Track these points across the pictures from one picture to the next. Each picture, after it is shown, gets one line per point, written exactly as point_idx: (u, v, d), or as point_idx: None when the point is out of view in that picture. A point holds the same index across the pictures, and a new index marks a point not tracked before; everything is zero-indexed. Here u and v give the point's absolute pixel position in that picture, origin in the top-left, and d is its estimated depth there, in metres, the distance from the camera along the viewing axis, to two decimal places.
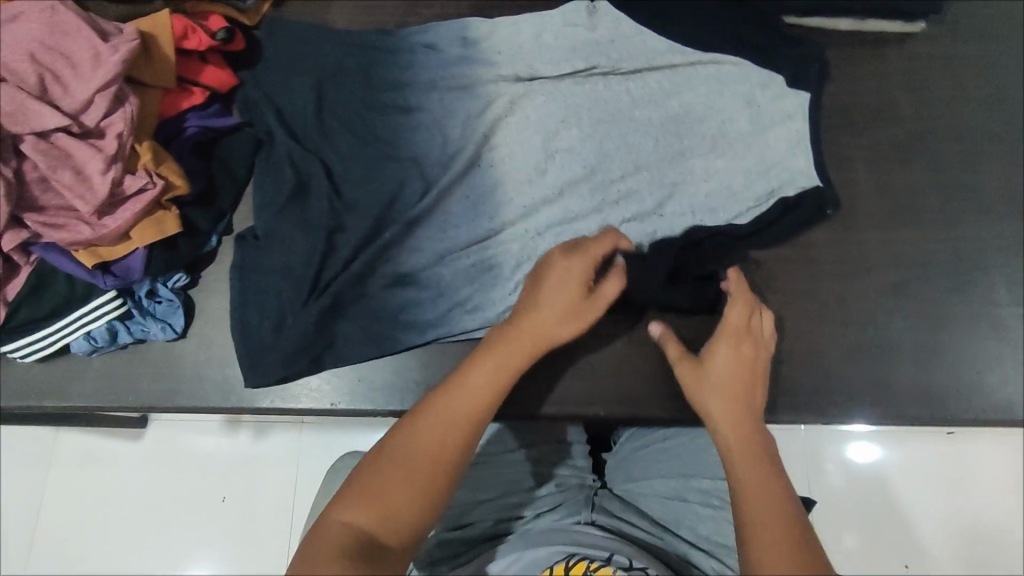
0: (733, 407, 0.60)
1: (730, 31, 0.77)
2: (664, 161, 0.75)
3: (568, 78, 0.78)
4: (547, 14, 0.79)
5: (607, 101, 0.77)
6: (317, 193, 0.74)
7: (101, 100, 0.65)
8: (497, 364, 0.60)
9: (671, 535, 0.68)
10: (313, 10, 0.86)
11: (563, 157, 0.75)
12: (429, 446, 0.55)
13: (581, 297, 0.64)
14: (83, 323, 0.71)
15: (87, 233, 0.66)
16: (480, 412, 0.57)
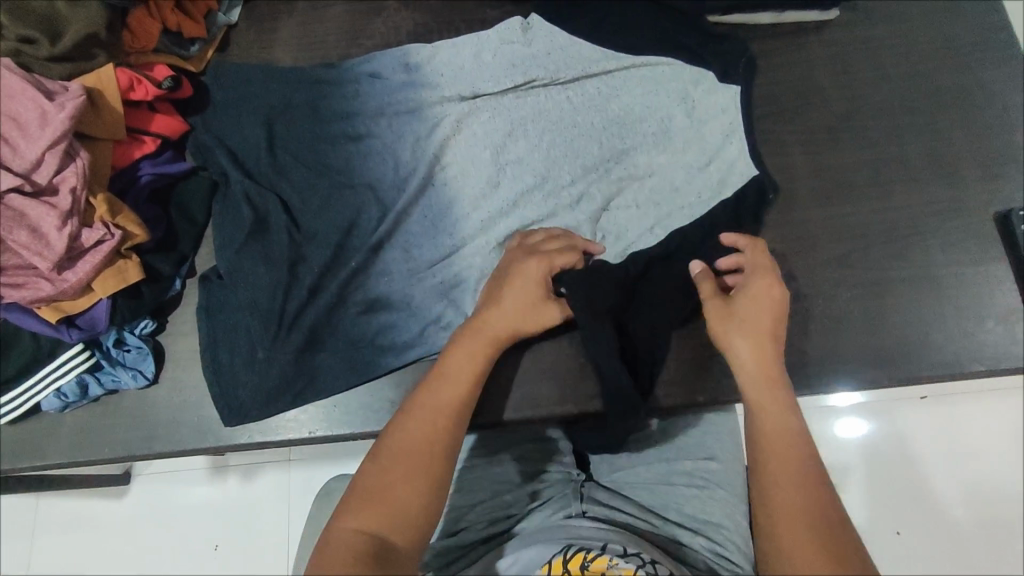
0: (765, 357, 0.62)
1: (659, 34, 0.81)
2: (610, 163, 0.78)
3: (510, 92, 0.80)
4: (483, 33, 0.82)
5: (550, 112, 0.80)
6: (276, 227, 0.75)
7: (52, 158, 0.66)
8: (473, 359, 0.62)
9: (658, 517, 0.70)
10: (258, 52, 0.88)
11: (514, 169, 0.78)
12: (421, 441, 0.57)
13: (538, 299, 0.66)
14: (51, 380, 0.70)
15: (48, 289, 0.67)
16: (464, 401, 0.60)
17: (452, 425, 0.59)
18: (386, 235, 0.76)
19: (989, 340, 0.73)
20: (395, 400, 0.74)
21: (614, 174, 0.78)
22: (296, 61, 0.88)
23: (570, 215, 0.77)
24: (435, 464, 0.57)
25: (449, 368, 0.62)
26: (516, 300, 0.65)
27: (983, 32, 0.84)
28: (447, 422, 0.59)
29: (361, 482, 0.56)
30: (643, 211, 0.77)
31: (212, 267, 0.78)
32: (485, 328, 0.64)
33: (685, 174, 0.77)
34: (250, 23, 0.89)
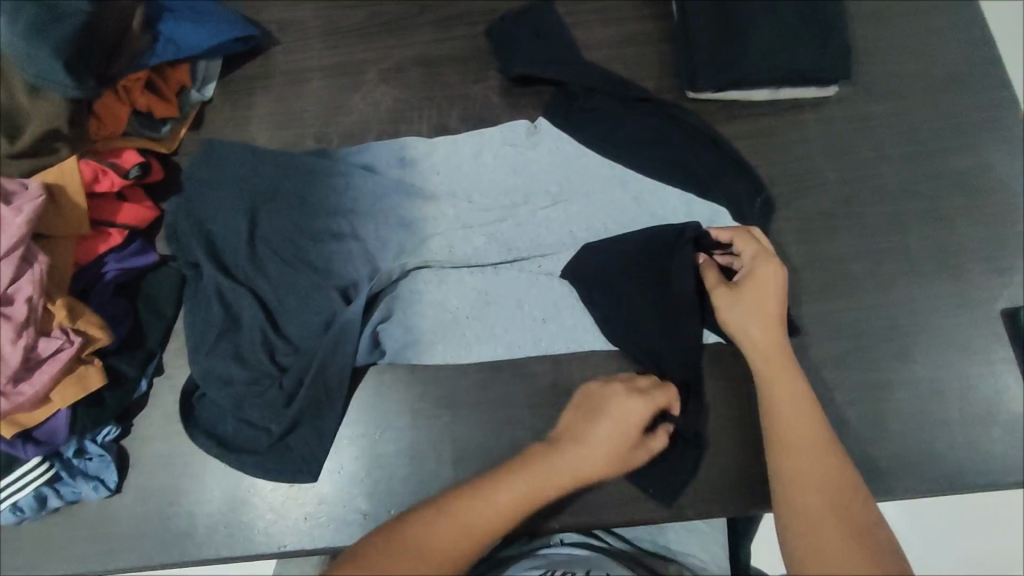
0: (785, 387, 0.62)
1: (662, 126, 0.78)
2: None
3: (507, 196, 0.76)
4: (487, 132, 0.79)
5: (546, 226, 0.75)
6: (250, 324, 0.71)
7: (6, 268, 0.63)
8: (580, 469, 0.62)
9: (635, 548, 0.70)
10: (232, 128, 0.85)
11: (503, 283, 0.74)
12: (437, 546, 0.56)
13: (634, 445, 0.63)
14: (6, 496, 0.66)
15: (1, 405, 0.63)
16: (504, 523, 0.59)
17: (479, 543, 0.57)
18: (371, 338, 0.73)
19: (995, 449, 0.69)
20: (367, 513, 0.71)
21: None
22: (272, 140, 0.85)
23: (559, 332, 0.74)
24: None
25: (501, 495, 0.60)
26: (615, 451, 0.62)
27: (988, 111, 0.80)
28: (477, 539, 0.57)
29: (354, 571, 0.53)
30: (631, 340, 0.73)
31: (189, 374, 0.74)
32: (551, 469, 0.61)
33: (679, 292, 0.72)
34: (225, 98, 0.86)
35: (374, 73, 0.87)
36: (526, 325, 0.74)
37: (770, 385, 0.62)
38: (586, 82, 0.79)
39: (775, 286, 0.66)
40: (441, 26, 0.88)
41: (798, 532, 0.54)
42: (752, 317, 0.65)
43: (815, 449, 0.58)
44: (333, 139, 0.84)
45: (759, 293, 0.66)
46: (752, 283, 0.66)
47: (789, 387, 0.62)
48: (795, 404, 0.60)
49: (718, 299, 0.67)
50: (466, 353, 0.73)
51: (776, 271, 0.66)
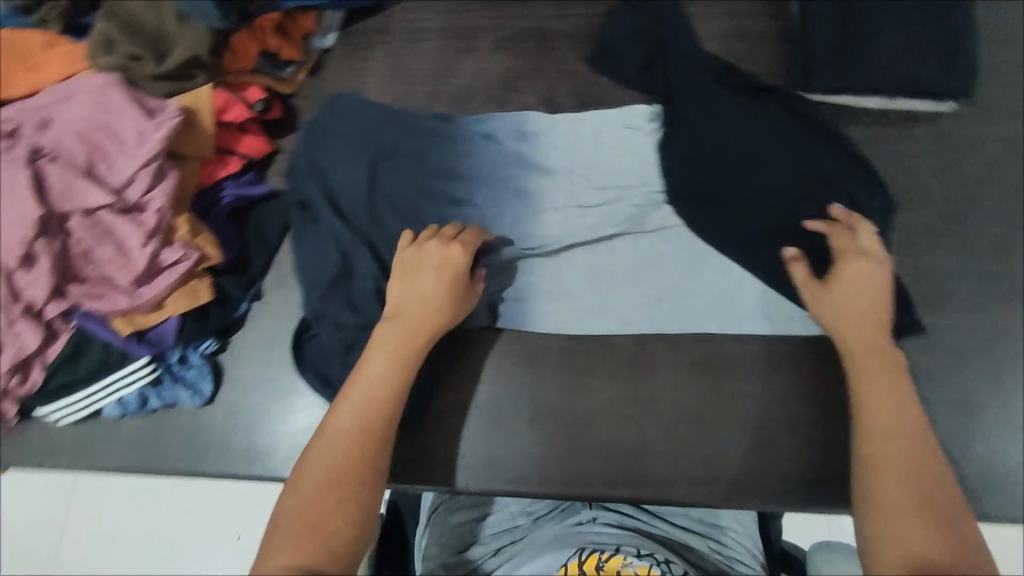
0: (884, 379, 0.60)
1: (776, 122, 0.78)
2: (719, 268, 0.75)
3: (622, 177, 0.79)
4: (605, 113, 0.81)
5: (660, 210, 0.78)
6: (358, 266, 0.74)
7: (144, 177, 0.68)
8: (425, 307, 0.67)
9: (666, 523, 0.69)
10: (348, 77, 0.89)
11: (609, 259, 0.77)
12: (343, 448, 0.56)
13: (457, 272, 0.69)
14: (116, 388, 0.72)
15: (124, 303, 0.68)
16: (388, 403, 0.61)
17: (377, 434, 0.58)
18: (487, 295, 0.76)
19: None
20: (445, 453, 0.73)
21: (714, 283, 0.75)
22: (385, 93, 0.88)
23: (658, 312, 0.75)
24: (358, 471, 0.55)
25: (375, 367, 0.63)
26: (444, 294, 0.68)
27: None
28: (377, 421, 0.59)
29: (293, 499, 0.53)
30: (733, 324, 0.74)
31: (288, 303, 0.78)
32: (406, 336, 0.65)
33: (777, 283, 0.73)
34: (344, 48, 0.90)
35: (489, 40, 0.89)
36: (628, 302, 0.75)
37: (869, 375, 0.60)
38: (701, 71, 0.80)
39: (869, 280, 0.66)
40: (559, 2, 0.90)
41: (874, 514, 0.51)
42: (842, 310, 0.65)
43: (915, 461, 0.53)
44: (442, 99, 0.87)
45: (853, 281, 0.66)
46: (846, 282, 0.66)
47: (884, 375, 0.60)
48: (890, 397, 0.58)
49: (805, 295, 0.68)
50: (572, 324, 0.75)
51: (867, 269, 0.66)
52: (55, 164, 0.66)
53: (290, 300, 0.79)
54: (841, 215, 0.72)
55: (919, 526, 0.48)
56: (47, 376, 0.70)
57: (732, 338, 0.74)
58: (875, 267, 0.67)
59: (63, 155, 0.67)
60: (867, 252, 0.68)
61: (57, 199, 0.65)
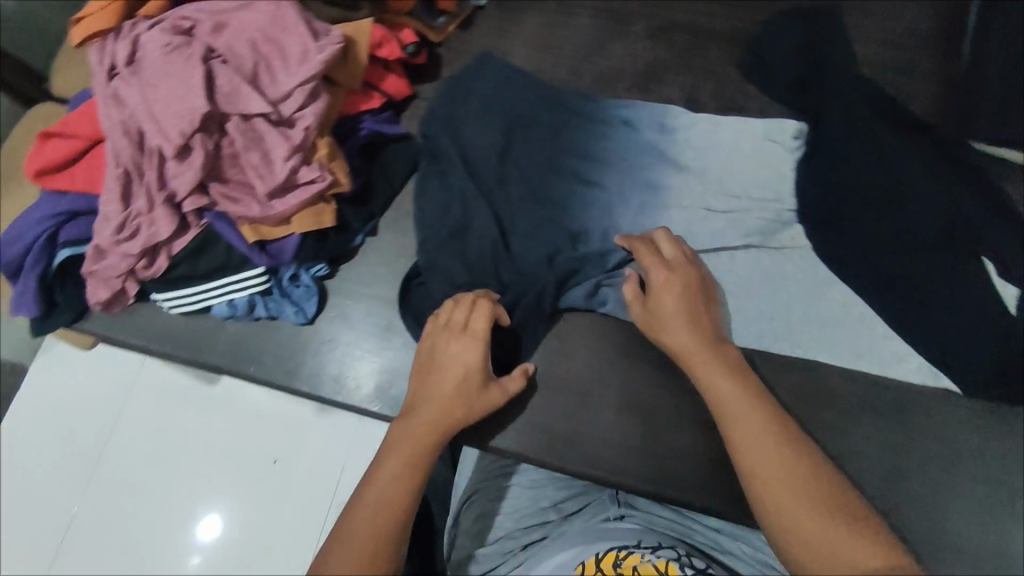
0: (739, 392, 0.58)
1: (931, 159, 0.73)
2: (841, 301, 0.73)
3: (755, 191, 0.77)
4: (751, 121, 0.79)
5: (791, 229, 0.76)
6: (478, 224, 0.76)
7: (299, 95, 0.70)
8: (431, 413, 0.63)
9: (696, 525, 0.71)
10: (495, 37, 0.89)
11: (730, 268, 0.75)
12: (357, 558, 0.53)
13: (475, 366, 0.65)
14: (230, 290, 0.74)
15: (256, 211, 0.70)
16: (402, 505, 0.57)
17: (390, 538, 0.55)
18: (607, 275, 0.74)
19: None
20: (526, 418, 0.72)
21: (833, 315, 0.73)
22: (529, 59, 0.88)
23: (771, 332, 0.73)
24: None
25: (377, 482, 0.58)
26: (460, 388, 0.64)
27: None
28: (391, 523, 0.56)
29: None
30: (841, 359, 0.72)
31: (402, 246, 0.80)
32: (421, 432, 0.62)
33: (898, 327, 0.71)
34: (498, 9, 0.90)
35: (642, 27, 0.89)
36: (740, 315, 0.73)
37: (701, 367, 0.61)
38: (861, 95, 0.77)
39: (670, 287, 0.64)
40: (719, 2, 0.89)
41: (777, 513, 0.52)
42: (670, 324, 0.63)
43: (728, 395, 0.58)
44: (585, 76, 0.87)
45: (671, 294, 0.64)
46: (663, 287, 0.64)
47: (726, 388, 0.59)
48: (736, 398, 0.58)
49: (636, 316, 0.67)
50: None
51: (679, 278, 0.65)
52: (225, 66, 0.68)
53: (403, 242, 0.80)
54: (659, 240, 0.68)
55: (829, 529, 0.50)
56: (170, 265, 0.73)
57: (837, 371, 0.71)
58: (673, 272, 0.65)
59: (233, 59, 0.69)
60: (667, 268, 0.66)
61: (221, 100, 0.67)
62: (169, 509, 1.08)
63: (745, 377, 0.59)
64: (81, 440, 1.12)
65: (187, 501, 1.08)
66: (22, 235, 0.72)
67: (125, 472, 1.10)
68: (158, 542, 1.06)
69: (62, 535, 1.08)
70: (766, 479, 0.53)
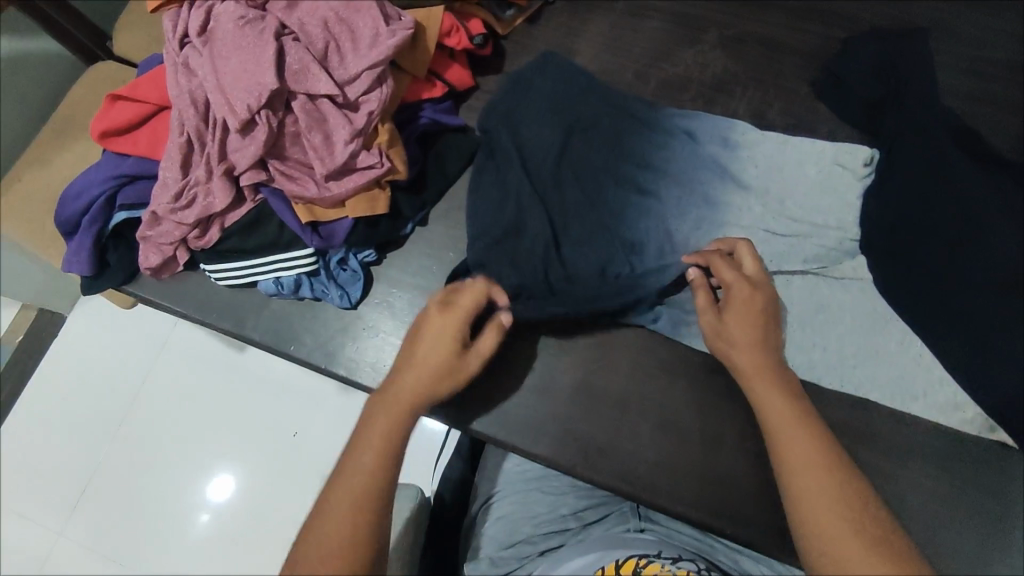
0: (794, 411, 0.55)
1: (1007, 201, 0.71)
2: (899, 338, 0.70)
3: (817, 216, 0.74)
4: (820, 144, 0.77)
5: (853, 260, 0.73)
6: (531, 223, 0.74)
7: (366, 78, 0.69)
8: (407, 398, 0.58)
9: (715, 547, 0.71)
10: (563, 34, 0.87)
11: (785, 295, 0.72)
12: (340, 512, 0.52)
13: (456, 334, 0.61)
14: (277, 268, 0.74)
15: (313, 191, 0.70)
16: (384, 461, 0.55)
17: (372, 494, 0.53)
18: (659, 292, 0.73)
19: None
20: (562, 425, 0.71)
21: (888, 351, 0.70)
22: (596, 60, 0.86)
23: (824, 365, 0.70)
24: (350, 539, 0.51)
25: (360, 441, 0.56)
26: (444, 345, 0.61)
27: None
28: (373, 480, 0.53)
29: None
30: (893, 399, 0.69)
31: (451, 238, 0.80)
32: (404, 390, 0.59)
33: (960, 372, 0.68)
34: (568, 6, 0.89)
35: (714, 35, 0.86)
36: (792, 344, 0.70)
37: (772, 409, 0.56)
38: (943, 125, 0.73)
39: (745, 309, 0.62)
40: (797, 16, 0.86)
41: (813, 531, 0.48)
42: (738, 347, 0.61)
43: (814, 469, 0.51)
44: (651, 81, 0.85)
45: (747, 308, 0.62)
46: (735, 304, 0.62)
47: (781, 404, 0.56)
48: (792, 415, 0.55)
49: (704, 325, 0.64)
50: None
51: (757, 294, 0.63)
52: (296, 44, 0.68)
53: (452, 234, 0.80)
54: (739, 252, 0.67)
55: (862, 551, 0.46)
56: (222, 237, 0.73)
57: (885, 411, 0.69)
58: (757, 289, 0.63)
59: (305, 37, 0.68)
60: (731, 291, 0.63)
61: (289, 78, 0.67)
62: (190, 467, 1.09)
63: (802, 402, 0.57)
64: (115, 395, 1.15)
65: (209, 464, 1.09)
66: (84, 194, 0.73)
67: (153, 428, 1.12)
68: (176, 498, 1.08)
69: (86, 481, 1.11)
70: (827, 545, 0.47)
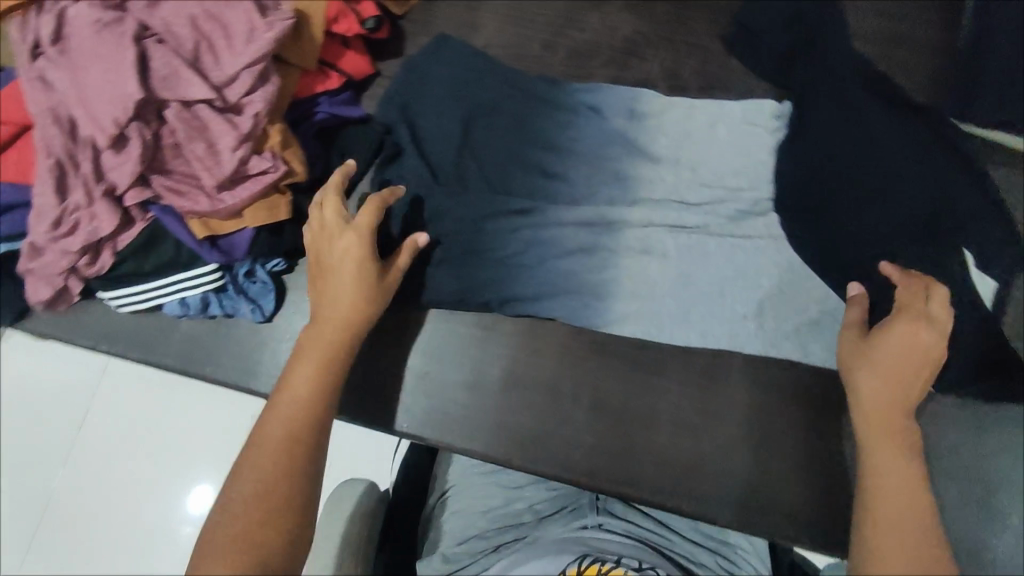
0: (904, 465, 0.55)
1: (915, 144, 0.71)
2: (816, 295, 0.70)
3: (730, 181, 0.74)
4: (727, 104, 0.76)
5: (764, 217, 0.73)
6: (447, 216, 0.73)
7: (245, 78, 0.64)
8: (313, 381, 0.57)
9: (674, 533, 0.72)
10: (462, 9, 0.83)
11: (701, 266, 0.72)
12: (263, 478, 0.52)
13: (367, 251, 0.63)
14: (180, 288, 0.70)
15: (205, 205, 0.66)
16: (313, 425, 0.55)
17: (304, 455, 0.53)
18: (574, 276, 0.72)
19: None
20: (496, 418, 0.69)
21: (804, 307, 0.70)
22: (498, 34, 0.82)
23: (755, 333, 0.70)
24: (281, 497, 0.51)
25: (281, 407, 0.55)
26: (352, 305, 0.61)
27: None
28: (300, 446, 0.54)
29: (212, 544, 0.49)
30: (816, 356, 0.70)
31: None
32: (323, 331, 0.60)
33: (874, 323, 0.68)
34: None
35: None
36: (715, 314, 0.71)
37: (874, 450, 0.56)
38: (846, 73, 0.73)
39: (922, 348, 0.59)
40: None
41: None
42: (875, 371, 0.59)
43: (906, 525, 0.51)
44: (559, 51, 0.81)
45: (898, 344, 0.59)
46: (887, 338, 0.60)
47: (894, 454, 0.55)
48: (904, 469, 0.54)
49: (850, 350, 0.62)
50: (657, 332, 0.70)
51: (928, 338, 0.59)
52: (161, 48, 0.63)
53: None
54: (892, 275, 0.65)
55: None
56: (115, 262, 0.68)
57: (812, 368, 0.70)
58: (930, 332, 0.59)
59: (171, 40, 0.63)
60: (932, 318, 0.60)
61: (157, 85, 0.62)
62: (145, 495, 1.05)
63: (918, 456, 0.56)
64: (54, 429, 1.09)
65: (165, 488, 1.04)
66: None
67: (99, 458, 1.07)
68: (133, 528, 1.03)
69: (36, 521, 1.06)
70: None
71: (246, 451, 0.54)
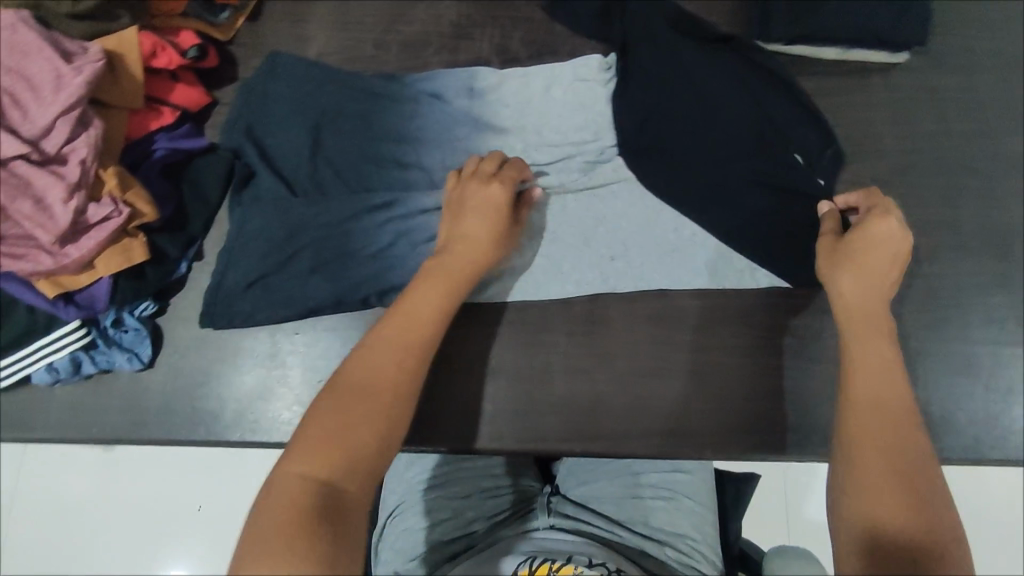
0: (879, 363, 0.58)
1: (734, 72, 0.75)
2: (673, 224, 0.75)
3: (574, 136, 0.77)
4: (558, 66, 0.79)
5: (614, 164, 0.77)
6: (311, 224, 0.73)
7: (62, 128, 0.63)
8: (433, 309, 0.61)
9: (626, 529, 0.66)
10: (289, 24, 0.84)
11: (563, 222, 0.75)
12: (374, 374, 0.54)
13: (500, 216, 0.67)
14: (44, 355, 0.68)
15: (48, 263, 0.63)
16: (423, 344, 0.59)
17: (410, 364, 0.56)
18: None
19: (1015, 428, 0.71)
20: None
21: (667, 238, 0.74)
22: (329, 42, 0.83)
23: (625, 272, 0.74)
24: (387, 398, 0.53)
25: (392, 325, 0.59)
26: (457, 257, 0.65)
27: None
28: (408, 357, 0.57)
29: (314, 422, 0.50)
30: (685, 280, 0.74)
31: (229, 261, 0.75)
32: (452, 271, 0.64)
33: (730, 238, 0.73)
34: None
35: None
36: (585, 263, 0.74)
37: (856, 327, 0.61)
38: (658, 14, 0.77)
39: (890, 245, 0.64)
40: None
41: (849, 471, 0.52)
42: (856, 271, 0.63)
43: (879, 402, 0.55)
44: (391, 48, 0.83)
45: (876, 242, 0.64)
46: (861, 235, 0.64)
47: (870, 351, 0.59)
48: (880, 369, 0.58)
49: (824, 248, 0.66)
50: (535, 291, 0.74)
51: (898, 241, 0.64)
52: None
53: None
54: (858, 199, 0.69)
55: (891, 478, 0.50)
56: None
57: (683, 291, 0.74)
58: (898, 235, 0.64)
59: None
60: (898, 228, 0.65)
61: None
62: None
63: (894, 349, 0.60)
64: None
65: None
66: None
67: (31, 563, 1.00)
68: None
69: None
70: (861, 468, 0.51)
71: (354, 355, 0.56)
